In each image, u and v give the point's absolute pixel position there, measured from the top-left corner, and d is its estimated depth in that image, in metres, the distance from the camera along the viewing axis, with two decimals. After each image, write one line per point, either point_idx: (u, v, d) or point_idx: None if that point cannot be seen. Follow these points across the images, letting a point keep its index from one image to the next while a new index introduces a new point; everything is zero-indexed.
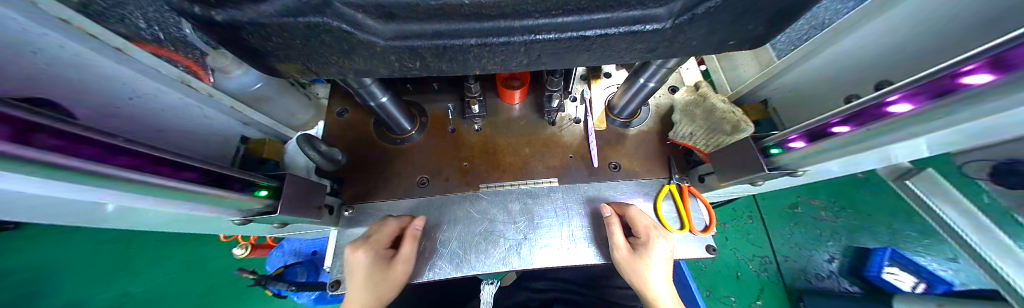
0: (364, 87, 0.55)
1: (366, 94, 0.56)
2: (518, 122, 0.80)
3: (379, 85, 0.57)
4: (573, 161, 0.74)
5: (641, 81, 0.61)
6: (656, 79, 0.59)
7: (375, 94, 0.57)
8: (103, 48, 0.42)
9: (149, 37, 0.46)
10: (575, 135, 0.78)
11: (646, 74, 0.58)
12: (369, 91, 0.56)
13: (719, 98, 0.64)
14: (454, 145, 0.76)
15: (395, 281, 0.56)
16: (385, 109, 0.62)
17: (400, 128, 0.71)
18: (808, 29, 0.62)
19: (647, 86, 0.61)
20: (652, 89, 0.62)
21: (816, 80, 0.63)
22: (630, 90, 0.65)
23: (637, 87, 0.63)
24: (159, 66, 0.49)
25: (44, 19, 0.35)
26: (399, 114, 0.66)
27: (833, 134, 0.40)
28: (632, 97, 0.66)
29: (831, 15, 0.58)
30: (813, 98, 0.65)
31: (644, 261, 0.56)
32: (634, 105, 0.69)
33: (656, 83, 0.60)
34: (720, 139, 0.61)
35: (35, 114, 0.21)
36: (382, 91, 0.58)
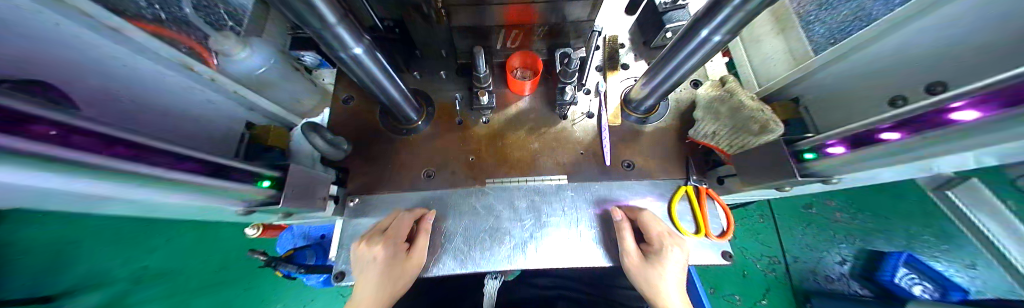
0: (321, 28, 0.35)
1: (332, 40, 0.38)
2: (528, 115, 0.77)
3: (355, 25, 0.39)
4: (584, 158, 0.71)
5: (706, 33, 0.41)
6: (726, 30, 0.40)
7: (348, 44, 0.40)
8: (97, 27, 0.41)
9: (150, 16, 0.47)
10: (587, 130, 0.74)
11: (714, 22, 0.39)
12: (333, 36, 0.37)
13: (749, 95, 0.58)
14: (462, 137, 0.73)
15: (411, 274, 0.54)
16: (361, 65, 0.46)
17: (388, 97, 0.59)
18: (852, 21, 0.57)
19: (712, 41, 0.43)
20: (719, 43, 0.43)
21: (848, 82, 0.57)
22: (689, 44, 0.45)
23: (695, 43, 0.44)
24: (159, 47, 0.48)
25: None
26: (383, 74, 0.52)
27: (880, 142, 0.36)
28: (684, 57, 0.49)
29: (880, 5, 0.53)
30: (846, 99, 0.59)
31: (657, 270, 0.53)
32: (690, 65, 0.51)
33: (723, 39, 0.42)
34: (745, 139, 0.56)
35: (18, 104, 0.20)
36: (357, 39, 0.41)
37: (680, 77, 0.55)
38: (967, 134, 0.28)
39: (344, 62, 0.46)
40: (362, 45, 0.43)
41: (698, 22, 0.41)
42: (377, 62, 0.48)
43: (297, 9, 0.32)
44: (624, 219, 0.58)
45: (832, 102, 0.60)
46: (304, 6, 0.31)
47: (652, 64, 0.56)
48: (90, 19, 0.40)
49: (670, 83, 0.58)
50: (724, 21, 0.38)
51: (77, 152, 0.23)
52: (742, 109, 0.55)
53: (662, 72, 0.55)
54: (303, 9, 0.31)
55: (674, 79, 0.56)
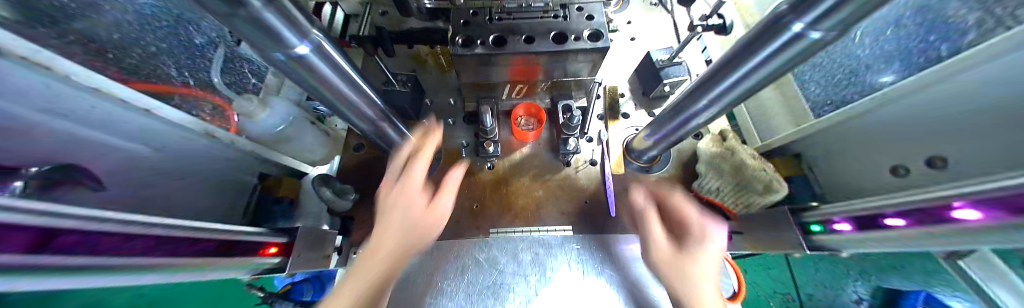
0: (240, 19, 0.24)
1: (259, 35, 0.26)
2: (532, 161, 0.78)
3: (294, 16, 0.28)
4: (590, 207, 0.71)
5: (798, 29, 0.25)
6: (830, 26, 0.23)
7: (286, 40, 0.29)
8: (130, 108, 0.42)
9: (179, 82, 0.51)
10: (590, 178, 0.75)
11: (818, 10, 0.22)
12: (267, 30, 0.26)
13: (748, 152, 0.60)
14: (467, 184, 0.74)
15: (412, 241, 0.49)
16: (312, 69, 0.35)
17: (352, 105, 0.48)
18: (844, 81, 0.58)
19: (807, 40, 0.26)
20: (816, 44, 0.26)
21: (841, 147, 0.60)
22: (771, 40, 0.28)
23: (782, 39, 0.27)
24: (184, 121, 0.50)
25: (76, 86, 0.36)
26: (340, 78, 0.40)
27: (887, 226, 0.36)
28: (755, 60, 0.32)
29: (868, 73, 0.54)
30: (846, 161, 0.59)
31: (695, 261, 0.46)
32: (760, 75, 0.34)
33: (824, 38, 0.25)
34: (752, 198, 0.58)
35: (68, 220, 0.22)
36: (299, 34, 0.30)
37: (727, 90, 0.39)
38: (973, 232, 0.28)
39: (287, 66, 0.34)
40: (307, 41, 0.31)
41: (793, 11, 0.24)
42: (332, 61, 0.37)
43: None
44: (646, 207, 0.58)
45: (834, 160, 0.62)
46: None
47: (656, 118, 0.59)
48: (124, 103, 0.41)
49: (720, 101, 0.43)
50: (828, 15, 0.22)
51: (112, 254, 0.24)
52: (744, 168, 0.56)
53: (709, 82, 0.40)
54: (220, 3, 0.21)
55: (721, 94, 0.41)
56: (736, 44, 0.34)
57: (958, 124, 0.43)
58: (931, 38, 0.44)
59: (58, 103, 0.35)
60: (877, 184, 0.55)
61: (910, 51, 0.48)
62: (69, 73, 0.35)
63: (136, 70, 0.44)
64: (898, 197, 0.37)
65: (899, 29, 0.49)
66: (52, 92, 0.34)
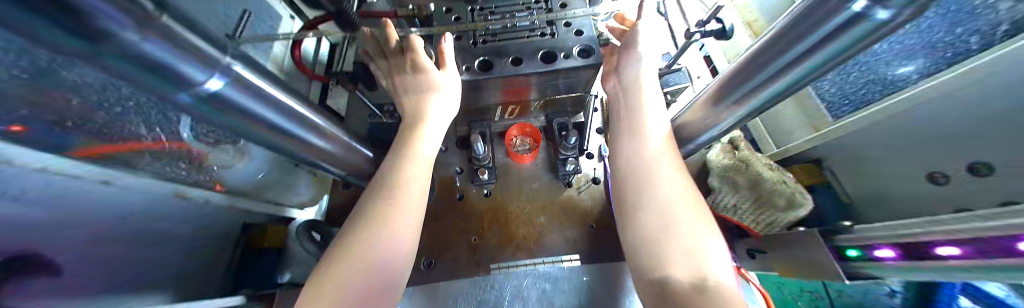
0: (108, 55, 0.20)
1: (150, 69, 0.23)
2: (531, 184, 0.74)
3: (191, 43, 0.24)
4: (598, 232, 0.66)
5: (860, 6, 0.24)
6: (907, 1, 0.21)
7: (185, 77, 0.25)
8: (86, 182, 0.39)
9: (149, 139, 0.47)
10: (595, 199, 0.70)
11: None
12: (146, 64, 0.23)
13: (764, 162, 0.54)
14: (463, 215, 0.70)
15: (400, 159, 0.51)
16: (234, 108, 0.32)
17: (301, 145, 0.43)
18: (864, 84, 0.55)
19: (870, 20, 0.24)
20: (881, 26, 0.25)
21: (859, 157, 0.54)
22: (827, 19, 0.27)
23: (839, 20, 0.26)
24: (150, 185, 0.46)
25: (18, 170, 0.33)
26: (275, 114, 0.36)
27: (941, 256, 0.32)
28: (801, 42, 0.31)
29: (893, 73, 0.51)
30: (870, 167, 0.53)
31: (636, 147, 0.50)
32: (809, 63, 0.32)
33: (893, 18, 0.24)
34: (775, 215, 0.53)
35: None
36: (203, 66, 0.26)
37: (761, 83, 0.38)
38: None
39: (199, 110, 0.30)
40: (219, 74, 0.28)
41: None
42: (262, 94, 0.34)
43: (39, 40, 0.17)
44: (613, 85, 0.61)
45: (855, 169, 0.56)
46: (53, 29, 0.16)
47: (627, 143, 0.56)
48: (76, 179, 0.38)
49: (751, 100, 0.41)
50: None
51: None
52: (764, 183, 0.52)
53: (742, 76, 0.39)
54: (59, 36, 0.17)
55: (753, 90, 0.40)
56: (774, 31, 0.34)
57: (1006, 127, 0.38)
58: (954, 32, 0.44)
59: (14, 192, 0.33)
60: (916, 200, 0.48)
61: (934, 45, 0.46)
62: (10, 159, 0.32)
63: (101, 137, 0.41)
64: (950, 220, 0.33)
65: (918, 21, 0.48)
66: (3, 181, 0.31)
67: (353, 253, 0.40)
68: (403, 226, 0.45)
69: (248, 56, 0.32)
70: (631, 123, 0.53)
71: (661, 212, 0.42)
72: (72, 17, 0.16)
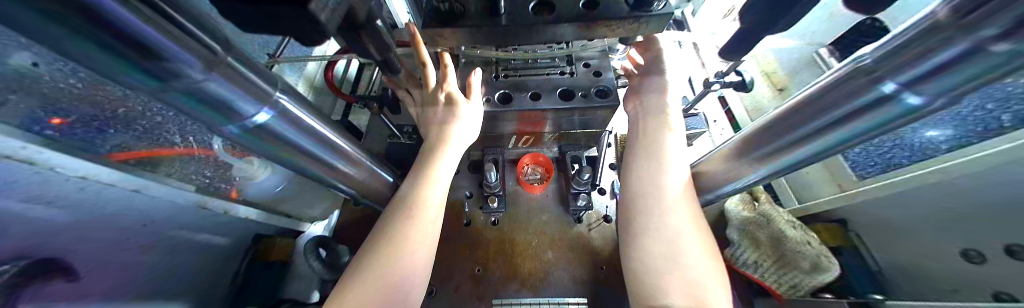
0: (175, 91, 0.23)
1: (208, 102, 0.25)
2: (540, 216, 0.73)
3: (250, 80, 0.27)
4: (608, 275, 0.64)
5: (891, 89, 0.25)
6: (938, 90, 0.23)
7: (237, 109, 0.27)
8: (117, 190, 0.40)
9: (180, 145, 0.52)
10: (606, 239, 0.69)
11: (917, 70, 0.22)
12: (206, 99, 0.25)
13: (786, 219, 0.53)
14: (470, 243, 0.69)
15: (420, 180, 0.52)
16: (276, 137, 0.33)
17: (329, 170, 0.44)
18: (891, 148, 0.54)
19: (901, 103, 0.25)
20: (914, 111, 0.26)
21: (889, 224, 0.52)
22: (850, 98, 0.28)
23: (863, 100, 0.27)
24: (177, 195, 0.47)
25: (52, 175, 0.34)
26: (310, 142, 0.38)
27: None
28: (823, 117, 0.31)
29: (922, 140, 0.50)
30: (902, 237, 0.51)
31: (653, 183, 0.48)
32: (835, 136, 0.32)
33: (923, 105, 0.25)
34: (797, 277, 0.50)
35: None
36: (257, 102, 0.29)
37: (781, 148, 0.38)
38: None
39: (243, 138, 0.32)
40: (268, 108, 0.30)
41: (886, 68, 0.24)
42: (303, 125, 0.35)
43: (115, 73, 0.19)
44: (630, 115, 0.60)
45: (886, 237, 0.54)
46: (117, 61, 0.18)
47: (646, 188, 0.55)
48: (107, 186, 0.39)
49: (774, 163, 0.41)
50: (929, 77, 0.22)
51: None
52: (790, 243, 0.50)
53: (762, 139, 0.40)
54: (128, 71, 0.19)
55: (774, 154, 0.39)
56: (793, 103, 0.35)
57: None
58: (986, 107, 0.42)
59: (36, 190, 0.34)
60: (960, 279, 0.46)
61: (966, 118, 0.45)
62: (53, 166, 0.34)
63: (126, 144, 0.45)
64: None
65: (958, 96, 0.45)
66: (28, 179, 0.33)
67: (369, 277, 0.40)
68: (419, 255, 0.45)
69: (297, 92, 0.35)
70: (648, 156, 0.51)
71: (672, 254, 0.42)
72: (143, 52, 0.18)
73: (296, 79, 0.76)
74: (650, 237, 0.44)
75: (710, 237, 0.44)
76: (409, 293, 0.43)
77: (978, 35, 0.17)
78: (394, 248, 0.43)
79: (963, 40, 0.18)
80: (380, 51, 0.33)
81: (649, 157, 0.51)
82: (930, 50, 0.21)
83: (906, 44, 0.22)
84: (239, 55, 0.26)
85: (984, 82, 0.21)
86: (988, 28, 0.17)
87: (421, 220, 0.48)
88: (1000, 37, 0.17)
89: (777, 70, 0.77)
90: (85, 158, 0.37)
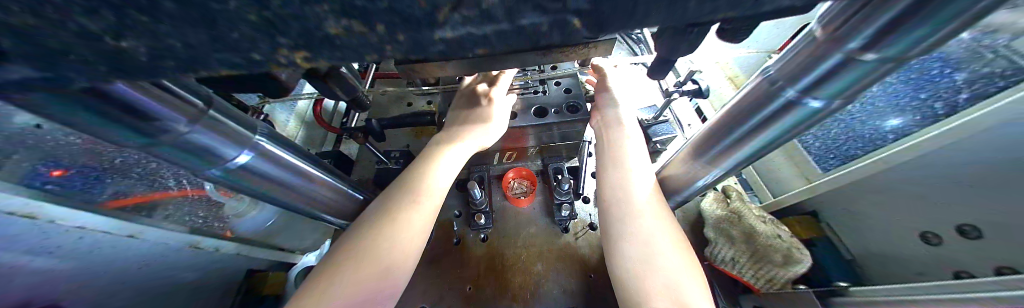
0: (161, 144, 0.26)
1: (190, 150, 0.28)
2: (528, 228, 0.75)
3: (231, 129, 0.30)
4: (597, 283, 0.65)
5: (792, 95, 0.28)
6: (829, 93, 0.26)
7: (220, 154, 0.31)
8: (113, 237, 0.42)
9: (174, 187, 0.56)
10: (592, 246, 0.70)
11: (807, 78, 0.26)
12: (189, 149, 0.28)
13: (756, 214, 0.57)
14: (459, 262, 0.70)
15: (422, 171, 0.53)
16: (257, 176, 0.36)
17: (309, 202, 0.46)
18: (847, 140, 0.58)
19: (806, 107, 0.29)
20: (817, 113, 0.29)
21: (850, 212, 0.55)
22: (765, 104, 0.32)
23: (776, 106, 0.31)
24: (170, 237, 0.49)
25: (50, 226, 0.37)
26: (292, 176, 0.41)
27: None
28: (749, 122, 0.35)
29: (870, 130, 0.54)
30: (866, 223, 0.53)
31: (624, 189, 0.51)
32: (764, 137, 0.36)
33: (824, 106, 0.28)
34: (773, 271, 0.52)
35: None
36: (236, 146, 0.32)
37: (725, 150, 0.41)
38: None
39: (224, 179, 0.35)
40: (248, 150, 0.33)
41: (785, 78, 0.28)
42: (282, 162, 0.38)
43: (109, 133, 0.22)
44: (599, 127, 0.64)
45: (852, 224, 0.56)
46: (116, 124, 0.22)
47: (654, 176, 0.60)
48: (102, 233, 0.41)
49: (724, 163, 0.44)
50: (820, 84, 0.25)
51: None
52: (762, 238, 0.53)
53: (709, 143, 0.43)
54: (122, 130, 0.22)
55: (720, 155, 0.43)
56: (725, 111, 0.38)
57: (976, 184, 0.40)
58: (919, 97, 0.48)
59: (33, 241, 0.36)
60: (923, 262, 0.48)
61: (903, 108, 0.50)
62: (53, 219, 0.37)
63: (128, 189, 0.49)
64: (948, 293, 0.32)
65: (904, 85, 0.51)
66: (34, 231, 0.36)
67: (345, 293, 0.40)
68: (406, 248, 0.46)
69: (276, 133, 0.38)
70: (617, 164, 0.55)
71: (647, 256, 0.44)
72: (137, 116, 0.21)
73: (287, 116, 0.83)
74: (626, 237, 0.47)
75: (683, 239, 0.47)
76: (386, 297, 0.43)
77: (847, 47, 0.21)
78: (376, 266, 0.43)
79: (837, 52, 0.22)
80: (349, 94, 0.37)
81: (618, 165, 0.54)
82: (814, 61, 0.24)
83: (797, 56, 0.26)
84: (220, 108, 0.29)
85: (863, 85, 0.24)
86: (852, 41, 0.20)
87: (407, 239, 0.46)
88: (864, 48, 0.20)
89: (738, 74, 0.86)
90: (82, 208, 0.40)
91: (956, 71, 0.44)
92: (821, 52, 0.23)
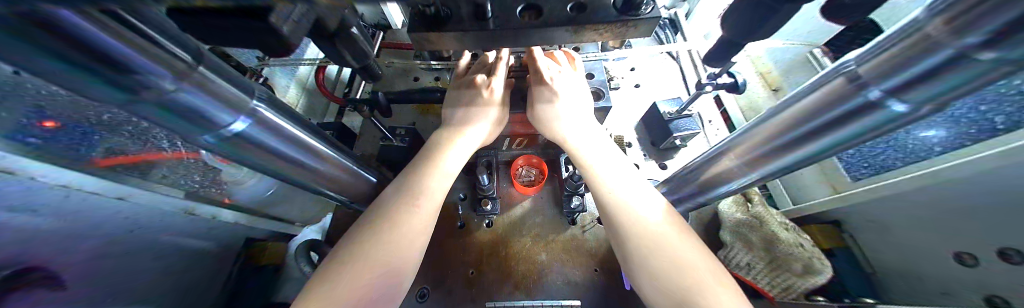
0: (144, 103, 0.23)
1: (175, 113, 0.24)
2: (535, 218, 0.72)
3: (225, 91, 0.27)
4: (602, 277, 0.63)
5: (875, 96, 0.24)
6: (920, 98, 0.22)
7: (213, 118, 0.27)
8: (99, 200, 0.40)
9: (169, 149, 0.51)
10: (600, 239, 0.68)
11: (901, 77, 0.22)
12: (179, 111, 0.25)
13: (779, 221, 0.55)
14: (462, 247, 0.68)
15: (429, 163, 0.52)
16: (257, 145, 0.33)
17: (312, 176, 0.43)
18: (885, 150, 0.52)
19: (886, 110, 0.25)
20: (898, 117, 0.25)
21: (879, 226, 0.53)
22: (834, 104, 0.28)
23: (850, 106, 0.27)
24: (164, 203, 0.47)
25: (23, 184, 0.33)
26: (293, 147, 0.37)
27: None
28: (812, 122, 0.31)
29: (917, 141, 0.47)
30: (897, 241, 0.51)
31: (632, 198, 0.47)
32: (825, 141, 0.32)
33: (912, 111, 0.24)
34: (790, 279, 0.51)
35: None
36: (232, 110, 0.28)
37: (772, 153, 0.37)
38: None
39: (221, 147, 0.31)
40: (245, 116, 0.30)
41: (870, 75, 0.24)
42: (283, 132, 0.35)
43: (77, 85, 0.19)
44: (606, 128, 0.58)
45: (876, 237, 0.54)
46: (88, 77, 0.18)
47: (677, 176, 0.57)
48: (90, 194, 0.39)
49: (762, 167, 0.41)
50: (914, 85, 0.21)
51: None
52: (783, 246, 0.51)
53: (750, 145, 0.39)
54: (95, 84, 0.19)
55: (762, 159, 0.39)
56: (782, 108, 0.34)
57: None
58: (978, 110, 0.40)
59: (15, 200, 0.34)
60: (950, 282, 0.45)
61: (958, 119, 0.42)
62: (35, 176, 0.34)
63: (120, 146, 0.44)
64: None
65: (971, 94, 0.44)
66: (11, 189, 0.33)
67: (346, 293, 0.36)
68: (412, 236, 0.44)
69: (275, 99, 0.34)
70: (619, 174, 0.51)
71: (676, 280, 0.38)
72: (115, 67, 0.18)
73: (287, 82, 0.78)
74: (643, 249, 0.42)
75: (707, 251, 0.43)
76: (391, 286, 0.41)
77: (964, 41, 0.16)
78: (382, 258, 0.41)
79: (947, 47, 0.18)
80: (359, 61, 0.33)
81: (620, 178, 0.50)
82: (917, 57, 0.20)
83: (898, 46, 0.21)
84: (213, 65, 0.26)
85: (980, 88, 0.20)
86: (971, 36, 0.16)
87: (412, 232, 0.44)
88: (985, 45, 0.16)
89: (771, 71, 0.80)
90: (66, 167, 0.37)
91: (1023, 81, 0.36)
92: (927, 45, 0.19)
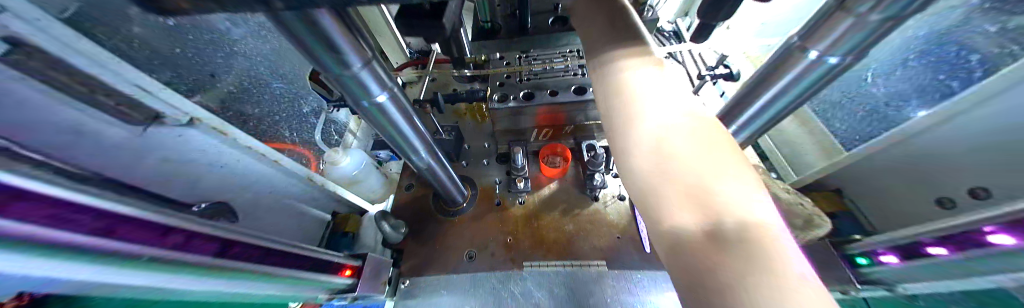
0: (345, 76, 0.37)
1: (356, 85, 0.39)
2: (562, 197, 0.84)
3: (381, 74, 0.42)
4: (624, 242, 0.72)
5: (814, 55, 0.36)
6: (841, 51, 0.34)
7: (372, 90, 0.41)
8: None
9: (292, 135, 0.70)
10: (621, 212, 0.78)
11: (828, 39, 0.33)
12: (357, 82, 0.39)
13: (781, 187, 0.64)
14: (500, 218, 0.80)
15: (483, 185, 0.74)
16: (385, 113, 0.47)
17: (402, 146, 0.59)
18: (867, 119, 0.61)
19: (825, 63, 0.36)
20: (834, 67, 0.37)
21: (870, 183, 0.62)
22: (796, 64, 0.39)
23: (803, 64, 0.38)
24: None
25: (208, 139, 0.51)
26: (404, 120, 0.52)
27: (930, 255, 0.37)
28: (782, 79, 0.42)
29: (894, 111, 0.57)
30: (890, 195, 0.59)
31: None
32: (792, 93, 0.43)
33: (841, 62, 0.36)
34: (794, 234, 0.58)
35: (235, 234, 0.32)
36: (381, 85, 0.42)
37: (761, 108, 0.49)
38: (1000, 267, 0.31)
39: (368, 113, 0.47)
40: (385, 92, 0.44)
41: (809, 42, 0.36)
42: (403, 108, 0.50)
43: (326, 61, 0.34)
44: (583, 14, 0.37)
45: (869, 195, 0.63)
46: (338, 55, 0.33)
47: None
48: None
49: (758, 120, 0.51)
50: (836, 43, 0.33)
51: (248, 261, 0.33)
52: (784, 205, 0.61)
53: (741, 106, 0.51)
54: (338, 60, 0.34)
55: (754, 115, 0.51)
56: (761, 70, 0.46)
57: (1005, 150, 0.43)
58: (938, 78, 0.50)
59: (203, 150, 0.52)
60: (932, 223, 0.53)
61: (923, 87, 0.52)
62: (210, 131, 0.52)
63: None
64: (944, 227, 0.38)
65: (906, 70, 0.56)
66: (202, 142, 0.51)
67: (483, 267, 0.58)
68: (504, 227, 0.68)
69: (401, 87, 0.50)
70: None
71: None
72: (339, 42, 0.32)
73: None
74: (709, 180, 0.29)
75: None
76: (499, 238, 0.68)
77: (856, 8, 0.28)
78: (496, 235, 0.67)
79: (850, 14, 0.29)
80: None
81: None
82: (832, 22, 0.32)
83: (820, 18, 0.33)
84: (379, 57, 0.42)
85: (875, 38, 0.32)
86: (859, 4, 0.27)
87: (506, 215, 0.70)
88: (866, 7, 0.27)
89: None
90: None
91: (971, 53, 0.45)
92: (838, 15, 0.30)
